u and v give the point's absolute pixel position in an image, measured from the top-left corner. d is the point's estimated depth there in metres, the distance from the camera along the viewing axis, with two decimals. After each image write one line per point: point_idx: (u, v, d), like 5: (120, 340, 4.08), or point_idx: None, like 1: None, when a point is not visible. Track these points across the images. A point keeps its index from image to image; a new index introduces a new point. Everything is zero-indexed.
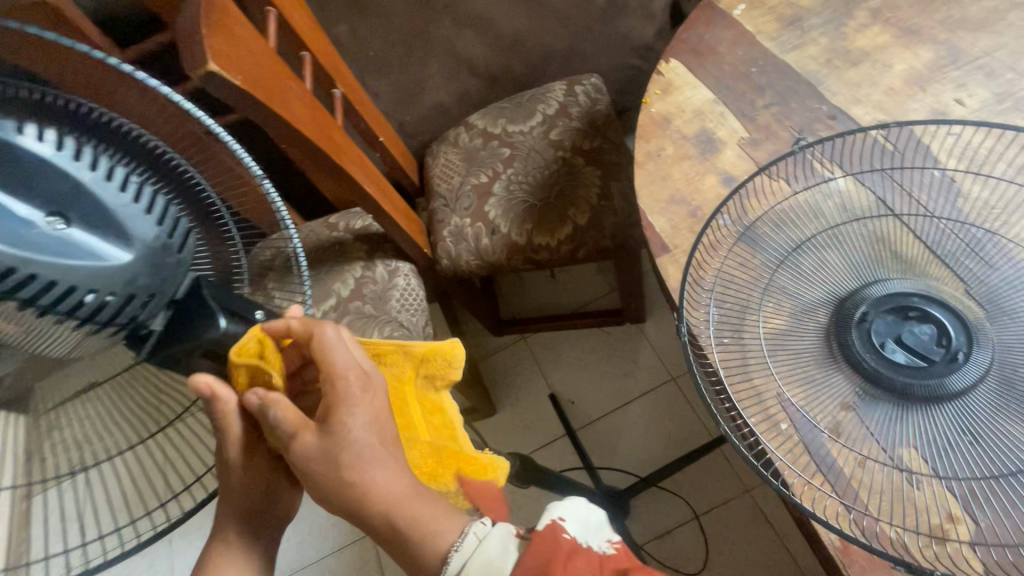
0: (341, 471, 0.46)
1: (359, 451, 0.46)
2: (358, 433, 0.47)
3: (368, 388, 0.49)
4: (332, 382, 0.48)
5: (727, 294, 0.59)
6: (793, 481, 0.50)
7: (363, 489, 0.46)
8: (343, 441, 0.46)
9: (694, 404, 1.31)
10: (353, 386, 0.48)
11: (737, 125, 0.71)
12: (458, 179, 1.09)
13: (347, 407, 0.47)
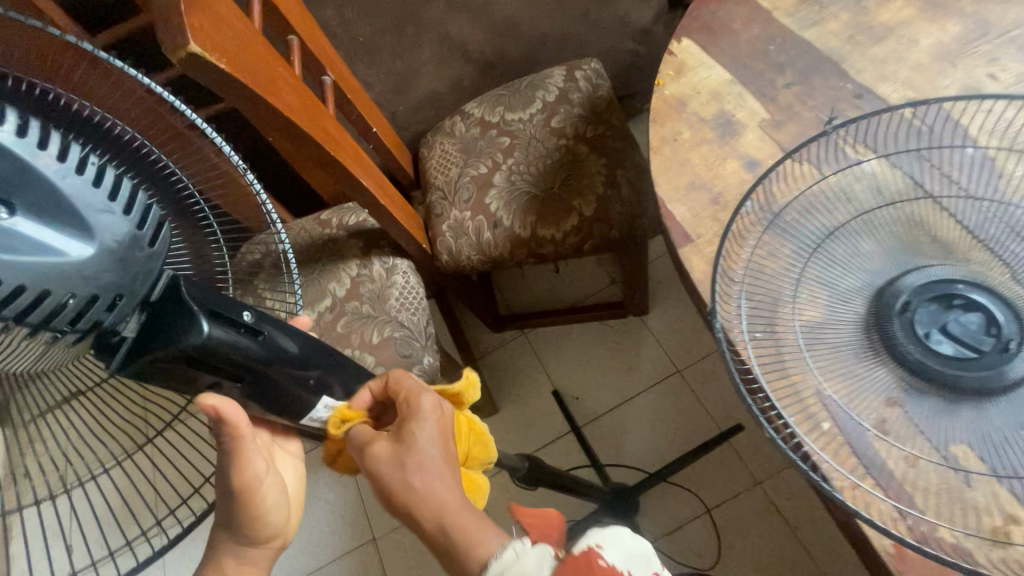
0: (406, 482, 0.46)
1: (427, 458, 0.47)
2: (427, 447, 0.48)
3: (437, 410, 0.51)
4: (407, 402, 0.51)
5: (757, 286, 0.56)
6: (843, 485, 0.46)
7: (419, 498, 0.46)
8: (411, 451, 0.48)
9: (702, 396, 1.28)
10: (426, 405, 0.50)
11: (756, 106, 0.67)
12: (456, 171, 1.04)
13: (418, 422, 0.49)
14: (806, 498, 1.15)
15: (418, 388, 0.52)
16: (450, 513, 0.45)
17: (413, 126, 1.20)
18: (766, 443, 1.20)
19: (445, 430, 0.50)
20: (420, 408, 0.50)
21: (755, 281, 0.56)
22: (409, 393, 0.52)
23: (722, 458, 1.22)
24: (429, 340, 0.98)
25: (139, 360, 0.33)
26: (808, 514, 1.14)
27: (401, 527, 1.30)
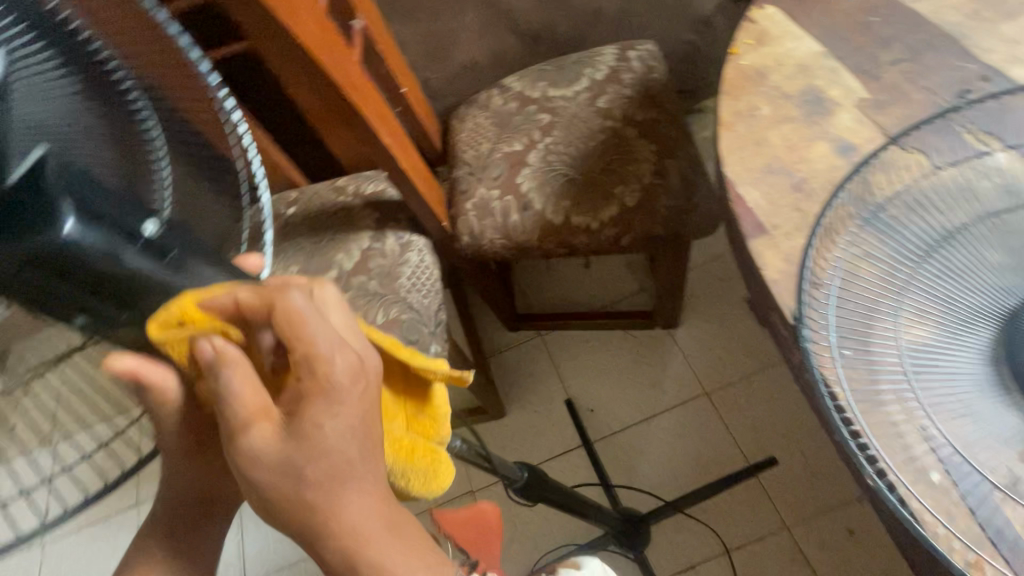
0: (303, 490, 0.33)
1: (337, 460, 0.34)
2: (337, 441, 0.34)
3: (360, 382, 0.35)
4: (306, 372, 0.34)
5: (850, 293, 0.45)
6: (959, 557, 0.35)
7: (320, 508, 0.33)
8: (305, 442, 0.33)
9: (731, 423, 1.16)
10: (340, 376, 0.34)
11: (854, 83, 0.56)
12: (488, 146, 0.94)
13: (328, 403, 0.34)
14: (840, 549, 1.02)
15: (325, 349, 0.34)
16: (374, 536, 0.34)
17: (446, 97, 1.11)
18: (798, 483, 1.08)
19: (366, 414, 0.35)
20: (326, 385, 0.34)
21: (847, 286, 0.45)
22: (309, 354, 0.34)
23: (748, 494, 1.09)
24: (439, 328, 0.88)
25: None
26: (840, 567, 1.01)
27: None
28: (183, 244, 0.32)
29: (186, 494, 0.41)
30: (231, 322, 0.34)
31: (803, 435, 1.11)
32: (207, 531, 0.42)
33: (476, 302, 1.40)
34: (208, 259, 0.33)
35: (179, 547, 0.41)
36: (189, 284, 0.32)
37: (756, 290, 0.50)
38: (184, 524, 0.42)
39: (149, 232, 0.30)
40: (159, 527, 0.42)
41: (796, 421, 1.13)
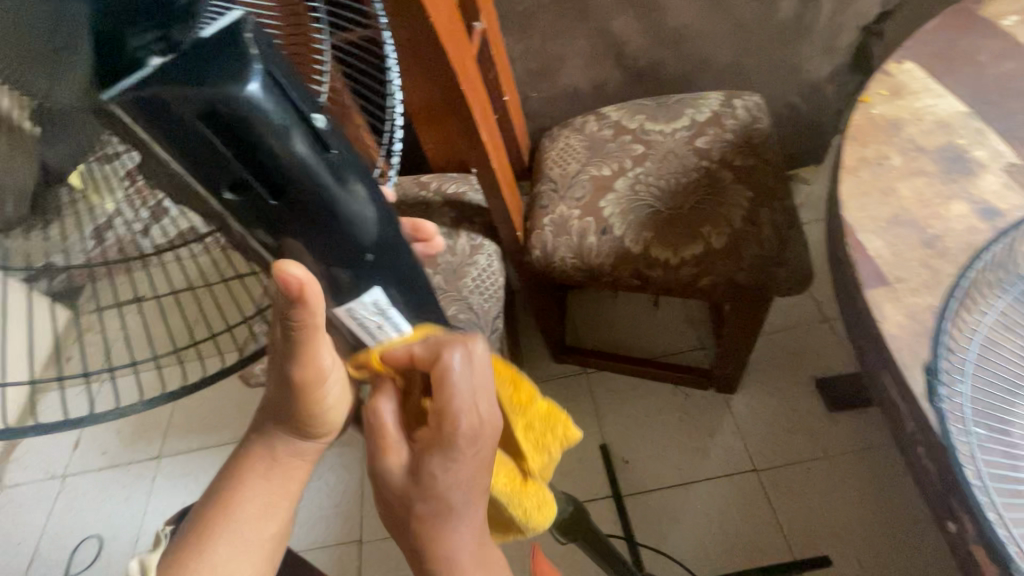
0: (414, 524, 0.38)
1: (443, 501, 0.37)
2: (450, 490, 0.37)
3: (475, 442, 0.38)
4: (438, 420, 0.38)
5: (987, 365, 0.39)
6: None
7: (428, 541, 0.37)
8: (423, 482, 0.38)
9: (779, 509, 1.05)
10: (459, 437, 0.37)
11: (1002, 147, 0.52)
12: (575, 166, 0.93)
13: (443, 455, 0.37)
14: None
15: (457, 405, 0.37)
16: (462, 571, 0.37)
17: (539, 117, 1.13)
18: None
19: (480, 470, 0.38)
20: (451, 435, 0.37)
21: (983, 361, 0.40)
22: (444, 408, 0.37)
23: None
24: (494, 335, 0.86)
25: (157, 96, 0.21)
26: None
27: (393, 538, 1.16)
28: (343, 148, 0.29)
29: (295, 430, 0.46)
30: (358, 245, 0.32)
31: (860, 540, 0.99)
32: (296, 470, 0.47)
33: (526, 327, 1.37)
34: (360, 174, 0.31)
35: (275, 480, 0.45)
36: (341, 193, 0.29)
37: (868, 346, 0.45)
38: (282, 458, 0.46)
39: (319, 124, 0.27)
40: (259, 456, 0.46)
41: (854, 523, 1.01)
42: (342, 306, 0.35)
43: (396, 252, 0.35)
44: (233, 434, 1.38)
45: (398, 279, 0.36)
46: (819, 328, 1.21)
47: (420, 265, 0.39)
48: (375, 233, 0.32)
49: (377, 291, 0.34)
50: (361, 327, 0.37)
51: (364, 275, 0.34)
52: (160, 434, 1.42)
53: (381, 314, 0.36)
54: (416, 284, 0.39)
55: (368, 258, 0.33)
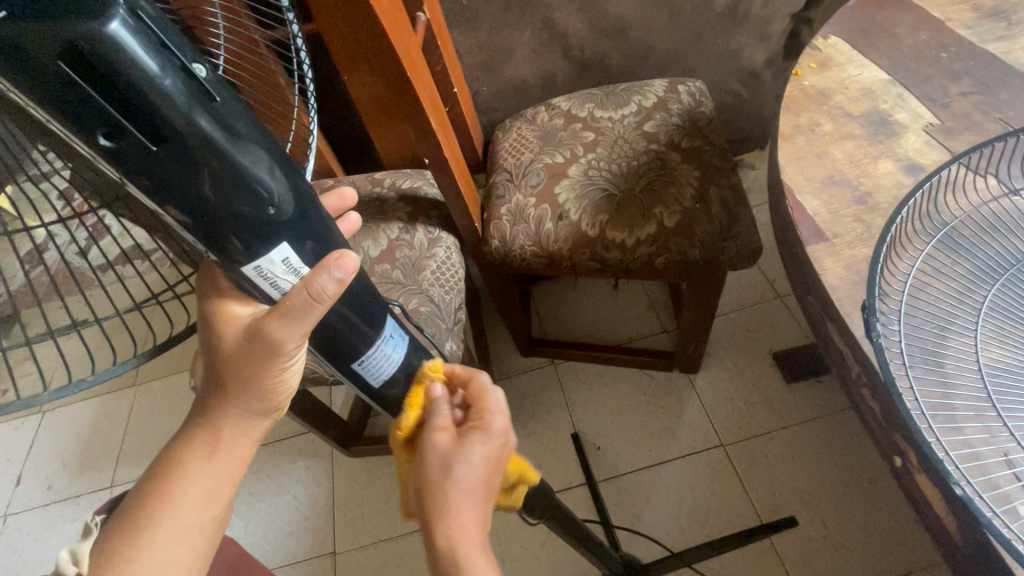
0: (440, 493, 0.39)
1: (471, 481, 0.40)
2: (479, 468, 0.41)
3: (506, 440, 0.44)
4: (482, 412, 0.44)
5: (921, 306, 0.42)
6: None
7: (442, 514, 0.39)
8: (464, 455, 0.41)
9: (747, 481, 1.08)
10: (501, 429, 0.43)
11: (922, 109, 0.55)
12: (529, 155, 0.94)
13: (485, 438, 0.42)
14: None
15: (498, 405, 0.45)
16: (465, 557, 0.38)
17: (491, 111, 1.13)
18: (817, 555, 0.98)
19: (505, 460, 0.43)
20: (492, 422, 0.43)
21: (913, 303, 0.42)
22: (487, 404, 0.45)
23: (760, 559, 1.00)
24: (456, 326, 0.85)
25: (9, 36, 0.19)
26: None
27: (368, 546, 1.13)
28: (232, 103, 0.27)
29: (244, 408, 0.42)
30: (261, 213, 0.30)
31: (825, 502, 1.03)
32: (240, 452, 0.43)
33: (491, 323, 1.37)
34: (259, 136, 0.29)
35: (216, 465, 0.42)
36: (239, 153, 0.27)
37: (814, 301, 0.47)
38: (225, 442, 0.42)
39: (200, 74, 0.25)
40: (198, 441, 0.42)
41: (817, 487, 1.05)
42: (248, 266, 0.32)
43: (305, 217, 0.33)
44: None
45: (312, 241, 0.35)
46: (773, 304, 1.26)
47: (333, 228, 0.38)
48: (279, 193, 0.30)
49: (285, 246, 0.32)
50: (272, 286, 0.35)
51: (271, 237, 0.31)
52: (112, 463, 1.34)
53: (292, 271, 0.34)
54: (330, 243, 0.37)
55: (274, 222, 0.31)
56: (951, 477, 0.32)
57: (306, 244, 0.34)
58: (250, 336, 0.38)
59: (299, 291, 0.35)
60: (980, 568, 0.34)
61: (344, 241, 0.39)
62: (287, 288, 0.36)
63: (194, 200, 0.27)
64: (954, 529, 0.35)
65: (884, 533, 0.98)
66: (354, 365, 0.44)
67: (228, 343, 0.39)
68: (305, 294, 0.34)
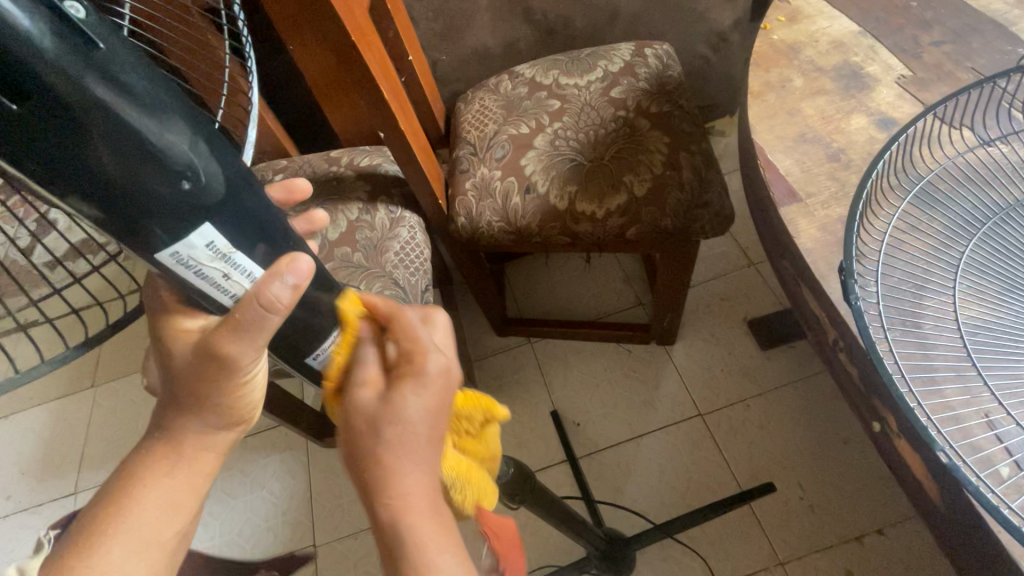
0: (374, 454, 0.34)
1: (410, 437, 0.35)
2: (415, 421, 0.35)
3: (446, 385, 0.37)
4: (412, 357, 0.37)
5: (897, 266, 0.40)
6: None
7: (380, 480, 0.34)
8: (394, 415, 0.35)
9: (725, 449, 1.08)
10: (433, 372, 0.36)
11: (893, 61, 0.53)
12: (492, 127, 0.90)
13: (413, 386, 0.36)
14: None
15: (428, 343, 0.38)
16: (415, 515, 0.34)
17: (452, 82, 1.08)
18: (794, 516, 1.00)
19: (447, 402, 0.37)
20: (425, 366, 0.36)
21: (890, 263, 0.40)
22: (416, 345, 0.37)
23: (740, 523, 1.01)
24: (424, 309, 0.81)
25: None
26: None
27: (350, 536, 1.11)
28: (124, 54, 0.22)
29: (208, 420, 0.38)
30: (180, 196, 0.25)
31: (801, 465, 1.04)
32: (206, 463, 0.39)
33: (465, 305, 1.33)
34: (170, 98, 0.24)
35: (178, 476, 0.38)
36: (138, 115, 0.23)
37: (788, 265, 0.45)
38: (189, 453, 0.38)
39: (74, 15, 0.21)
40: (157, 452, 0.37)
41: (794, 450, 1.06)
42: (164, 254, 0.26)
43: (241, 202, 0.28)
44: None
45: (251, 232, 0.29)
46: (746, 272, 1.25)
47: (285, 226, 0.33)
48: (195, 167, 0.25)
49: (208, 227, 0.26)
50: (203, 282, 0.29)
51: (189, 220, 0.26)
52: (75, 468, 1.28)
53: (221, 258, 0.28)
54: (280, 240, 0.32)
55: (193, 201, 0.26)
56: (935, 442, 0.31)
57: (242, 233, 0.29)
58: (203, 351, 0.34)
59: (250, 302, 0.31)
60: (962, 531, 0.33)
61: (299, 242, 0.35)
62: (237, 295, 0.31)
63: (93, 180, 0.23)
64: (936, 493, 0.34)
65: (857, 491, 1.00)
66: (310, 360, 0.38)
67: (178, 360, 0.35)
68: (256, 305, 0.30)
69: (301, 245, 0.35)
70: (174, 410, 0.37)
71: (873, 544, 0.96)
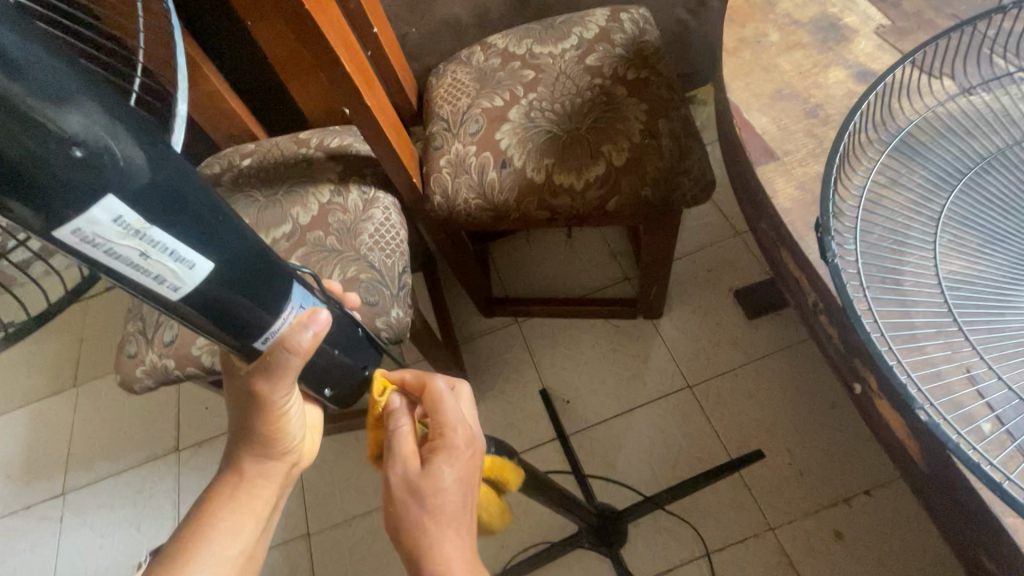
0: (422, 520, 0.40)
1: (448, 503, 0.41)
2: (450, 489, 0.41)
3: (471, 450, 0.43)
4: (441, 430, 0.43)
5: (876, 221, 0.38)
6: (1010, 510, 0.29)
7: (428, 542, 0.40)
8: (434, 484, 0.41)
9: (715, 420, 1.08)
10: (462, 440, 0.43)
11: (871, 11, 0.50)
12: (465, 101, 0.86)
13: (448, 457, 0.42)
14: (829, 555, 0.94)
15: (455, 415, 0.44)
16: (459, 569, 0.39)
17: (424, 57, 1.04)
18: (785, 483, 1.00)
19: (475, 468, 0.43)
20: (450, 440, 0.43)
21: (870, 218, 0.39)
22: (445, 421, 0.43)
23: (731, 492, 1.02)
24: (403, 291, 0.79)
25: None
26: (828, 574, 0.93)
27: (342, 525, 1.10)
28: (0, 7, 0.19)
29: (257, 451, 0.45)
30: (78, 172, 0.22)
31: (789, 431, 1.05)
32: (263, 491, 0.46)
33: (451, 287, 1.31)
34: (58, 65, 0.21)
35: (238, 501, 0.45)
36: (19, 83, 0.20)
37: (766, 227, 0.44)
38: (249, 480, 0.46)
39: None
40: (226, 483, 0.45)
41: (783, 418, 1.06)
42: (63, 231, 0.23)
43: (161, 178, 0.25)
44: (145, 454, 1.24)
45: (177, 213, 0.26)
46: (732, 243, 1.24)
47: (225, 209, 0.30)
48: (92, 133, 0.22)
49: (112, 201, 0.23)
50: (117, 262, 0.25)
51: (90, 193, 0.22)
52: (61, 469, 1.26)
53: (134, 235, 0.24)
54: (208, 218, 0.29)
55: (99, 177, 0.22)
56: (914, 400, 0.30)
57: (163, 210, 0.26)
58: (242, 395, 0.41)
59: (276, 349, 0.36)
60: (943, 490, 0.33)
61: (239, 223, 0.32)
62: (175, 281, 0.28)
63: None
64: (917, 453, 0.34)
65: (845, 455, 1.01)
66: (257, 343, 0.36)
67: (238, 404, 0.43)
68: (283, 350, 0.36)
69: (246, 233, 0.32)
70: (229, 447, 0.46)
71: (861, 506, 0.96)
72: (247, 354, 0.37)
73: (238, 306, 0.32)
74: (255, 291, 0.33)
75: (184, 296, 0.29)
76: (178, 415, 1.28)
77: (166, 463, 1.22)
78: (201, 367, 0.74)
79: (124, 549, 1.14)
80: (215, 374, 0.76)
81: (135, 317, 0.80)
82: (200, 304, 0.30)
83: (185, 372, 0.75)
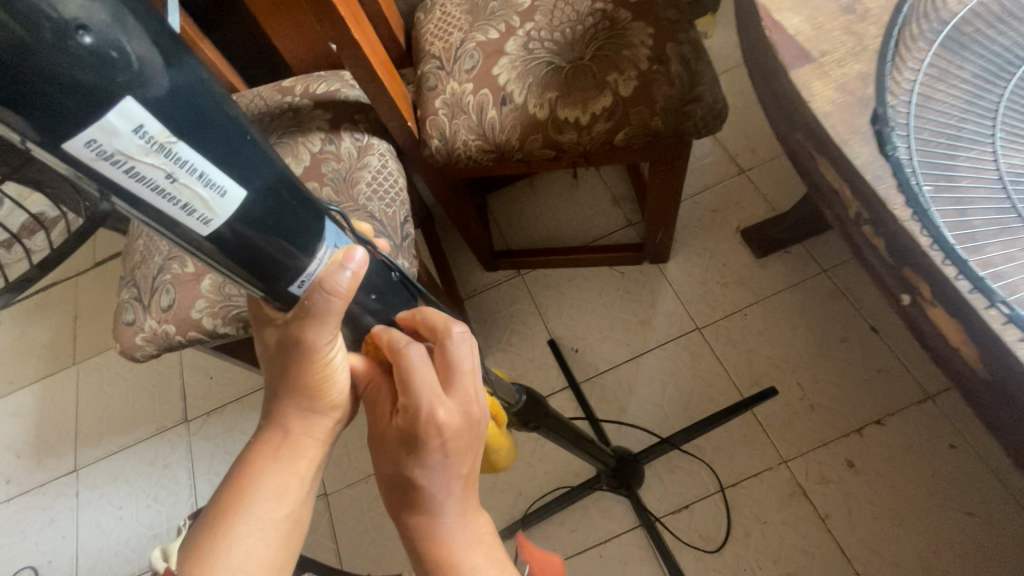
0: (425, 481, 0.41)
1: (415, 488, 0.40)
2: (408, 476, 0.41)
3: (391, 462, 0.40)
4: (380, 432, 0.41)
5: (928, 119, 0.36)
6: None
7: None
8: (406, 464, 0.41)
9: (725, 359, 1.08)
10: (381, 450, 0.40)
11: None
12: (458, 35, 0.80)
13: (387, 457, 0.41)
14: (843, 483, 0.95)
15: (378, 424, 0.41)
16: None
17: None
18: (796, 416, 1.01)
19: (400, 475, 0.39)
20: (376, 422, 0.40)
21: (922, 119, 0.36)
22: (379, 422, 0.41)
23: (744, 429, 1.02)
24: (406, 242, 0.75)
25: None
26: (841, 501, 0.94)
27: (360, 482, 1.10)
28: None
29: (301, 405, 0.42)
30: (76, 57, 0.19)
31: (800, 367, 1.04)
32: (308, 449, 0.44)
33: (450, 242, 1.28)
34: None
35: (282, 461, 0.43)
36: None
37: (802, 137, 0.40)
38: (294, 438, 0.43)
39: None
40: (266, 443, 0.43)
41: (794, 355, 1.05)
42: (77, 142, 0.20)
43: (182, 84, 0.22)
44: (154, 426, 1.24)
45: (203, 128, 0.23)
46: (737, 181, 1.20)
47: (252, 130, 0.26)
48: (98, 19, 0.19)
49: (130, 105, 0.20)
50: (139, 183, 0.22)
51: (104, 93, 0.20)
52: (71, 446, 1.25)
53: (157, 150, 0.22)
54: (238, 141, 0.25)
55: (107, 74, 0.19)
56: None
57: (188, 124, 0.23)
58: (285, 339, 0.38)
59: (315, 293, 0.33)
60: (1001, 395, 0.31)
61: (273, 148, 0.28)
62: (202, 209, 0.25)
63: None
64: (975, 359, 0.32)
65: (856, 386, 1.01)
66: (293, 288, 0.33)
67: (279, 356, 0.41)
68: (322, 292, 0.33)
69: (279, 159, 0.29)
70: (274, 401, 0.43)
71: (873, 435, 0.97)
72: (286, 301, 0.34)
73: (268, 246, 0.29)
74: (290, 225, 0.30)
75: (213, 229, 0.26)
76: (183, 386, 1.26)
77: (176, 434, 1.22)
78: (203, 331, 0.71)
79: (144, 518, 1.15)
80: (218, 338, 0.73)
81: (128, 283, 0.77)
82: (231, 242, 0.27)
83: (187, 336, 0.72)
